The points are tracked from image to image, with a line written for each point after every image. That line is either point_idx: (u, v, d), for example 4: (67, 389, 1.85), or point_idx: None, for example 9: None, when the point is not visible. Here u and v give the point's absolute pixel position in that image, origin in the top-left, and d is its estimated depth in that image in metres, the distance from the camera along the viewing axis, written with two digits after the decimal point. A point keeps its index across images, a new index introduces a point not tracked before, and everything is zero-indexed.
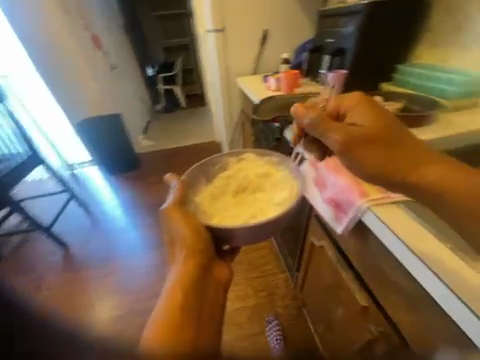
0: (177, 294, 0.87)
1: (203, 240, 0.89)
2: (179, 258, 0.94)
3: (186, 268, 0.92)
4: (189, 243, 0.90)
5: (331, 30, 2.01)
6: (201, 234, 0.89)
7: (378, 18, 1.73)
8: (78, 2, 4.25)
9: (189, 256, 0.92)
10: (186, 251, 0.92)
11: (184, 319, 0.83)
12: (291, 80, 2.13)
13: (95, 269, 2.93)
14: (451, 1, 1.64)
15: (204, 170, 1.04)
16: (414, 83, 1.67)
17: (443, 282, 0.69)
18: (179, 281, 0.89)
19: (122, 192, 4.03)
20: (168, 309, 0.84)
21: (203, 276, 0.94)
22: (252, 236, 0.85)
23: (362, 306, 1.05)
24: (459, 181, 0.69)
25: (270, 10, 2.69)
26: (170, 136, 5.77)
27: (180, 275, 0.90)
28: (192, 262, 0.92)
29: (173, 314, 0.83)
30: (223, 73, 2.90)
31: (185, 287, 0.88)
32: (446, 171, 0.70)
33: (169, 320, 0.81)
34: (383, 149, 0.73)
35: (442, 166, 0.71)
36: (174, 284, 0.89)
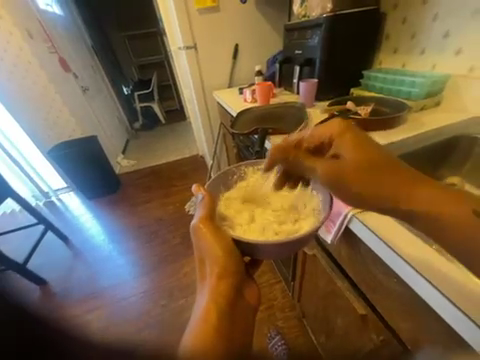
0: (212, 311, 0.73)
1: (234, 258, 0.82)
2: (210, 276, 0.80)
3: (218, 284, 0.79)
4: (222, 262, 0.81)
5: (298, 42, 2.12)
6: (234, 252, 0.82)
7: (340, 30, 1.80)
8: (42, 23, 4.08)
9: (224, 274, 0.81)
10: (220, 269, 0.81)
11: (225, 339, 0.69)
12: (265, 91, 2.20)
13: (79, 305, 2.63)
14: (402, 14, 1.79)
15: (225, 181, 1.04)
16: (381, 87, 1.80)
17: (433, 285, 0.72)
18: (210, 298, 0.76)
19: (105, 217, 3.79)
20: (203, 327, 0.69)
21: (237, 296, 0.82)
22: (277, 250, 0.81)
23: (361, 314, 1.08)
24: (459, 207, 0.60)
25: (239, 24, 2.74)
26: (150, 153, 5.66)
27: (214, 292, 0.77)
28: (224, 278, 0.80)
29: (209, 333, 0.68)
30: (200, 92, 2.99)
31: (220, 305, 0.75)
32: (443, 195, 0.63)
33: (205, 340, 0.66)
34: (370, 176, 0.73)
35: (439, 191, 0.64)
36: (207, 302, 0.75)
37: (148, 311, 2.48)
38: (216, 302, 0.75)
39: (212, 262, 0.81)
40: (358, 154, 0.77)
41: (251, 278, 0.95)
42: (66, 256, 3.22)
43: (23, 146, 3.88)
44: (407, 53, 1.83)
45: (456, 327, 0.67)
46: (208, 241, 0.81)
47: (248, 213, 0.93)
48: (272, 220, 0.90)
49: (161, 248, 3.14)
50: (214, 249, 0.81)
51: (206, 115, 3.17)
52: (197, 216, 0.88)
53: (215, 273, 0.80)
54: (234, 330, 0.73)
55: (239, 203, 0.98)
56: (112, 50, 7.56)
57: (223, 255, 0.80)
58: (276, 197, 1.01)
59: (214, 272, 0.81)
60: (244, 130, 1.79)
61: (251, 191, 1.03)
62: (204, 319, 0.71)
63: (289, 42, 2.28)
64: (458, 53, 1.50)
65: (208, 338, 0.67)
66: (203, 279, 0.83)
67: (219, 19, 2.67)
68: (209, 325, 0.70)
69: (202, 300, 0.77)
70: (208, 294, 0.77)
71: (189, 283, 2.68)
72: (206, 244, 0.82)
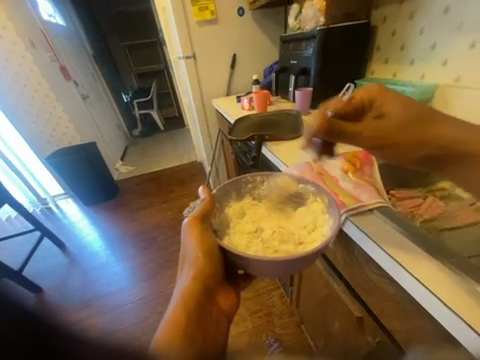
0: (181, 313, 0.76)
1: (213, 261, 0.85)
2: (186, 274, 0.84)
3: (192, 288, 0.82)
4: (201, 265, 0.83)
5: (294, 53, 2.21)
6: (214, 256, 0.85)
7: (333, 41, 1.88)
8: (45, 34, 4.18)
9: (200, 276, 0.84)
10: (196, 271, 0.84)
11: (189, 342, 0.73)
12: (262, 99, 2.27)
13: (74, 313, 2.59)
14: (391, 27, 1.89)
15: (237, 186, 1.07)
16: None
17: (430, 291, 0.72)
18: (183, 300, 0.79)
19: (103, 223, 3.78)
20: (170, 328, 0.72)
21: (207, 299, 0.86)
22: (271, 268, 0.77)
23: (357, 316, 1.09)
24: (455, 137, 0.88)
25: (237, 35, 2.84)
26: (149, 160, 5.70)
27: (187, 293, 0.80)
28: (198, 284, 0.83)
29: (174, 334, 0.71)
30: (199, 100, 3.07)
31: (191, 308, 0.79)
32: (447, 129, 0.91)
33: (172, 342, 0.69)
34: (410, 128, 0.97)
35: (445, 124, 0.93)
36: (178, 302, 0.79)
37: (145, 318, 2.45)
38: (187, 305, 0.78)
39: (192, 262, 0.84)
40: (400, 113, 0.99)
41: (228, 284, 1.00)
42: (61, 263, 3.18)
43: (21, 153, 3.89)
44: (397, 64, 1.91)
45: (452, 331, 0.68)
46: (192, 239, 0.86)
47: (251, 225, 0.93)
48: (272, 236, 0.88)
49: (159, 254, 3.13)
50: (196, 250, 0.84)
51: (205, 123, 3.24)
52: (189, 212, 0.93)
53: (192, 275, 0.83)
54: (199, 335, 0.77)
55: (248, 217, 0.99)
56: (113, 59, 7.70)
57: (202, 258, 0.83)
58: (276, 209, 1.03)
59: (191, 272, 0.84)
60: (242, 136, 1.84)
61: (256, 205, 1.05)
62: (173, 320, 0.74)
63: (285, 52, 2.37)
64: (445, 63, 1.57)
65: (173, 341, 0.70)
66: (182, 277, 0.86)
67: (217, 31, 2.77)
68: (177, 326, 0.73)
69: (175, 298, 0.80)
70: (182, 294, 0.80)
71: None
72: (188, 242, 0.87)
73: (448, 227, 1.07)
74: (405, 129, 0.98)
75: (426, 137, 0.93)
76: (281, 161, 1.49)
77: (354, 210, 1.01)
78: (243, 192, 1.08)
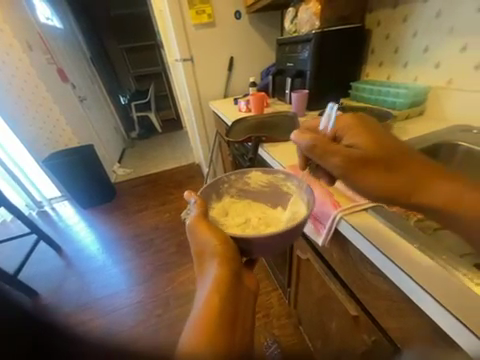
0: (207, 307, 0.70)
1: (232, 248, 0.81)
2: (211, 264, 0.78)
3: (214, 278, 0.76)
4: (221, 253, 0.79)
5: (290, 55, 2.23)
6: (229, 242, 0.82)
7: (328, 44, 1.91)
8: (43, 37, 4.18)
9: (226, 263, 0.78)
10: (221, 260, 0.78)
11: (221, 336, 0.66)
12: (259, 101, 2.29)
13: (70, 317, 2.56)
14: (385, 31, 1.92)
15: (215, 187, 1.06)
16: (368, 98, 1.91)
17: (422, 287, 0.74)
18: (208, 292, 0.73)
19: (100, 226, 3.76)
20: (199, 325, 0.67)
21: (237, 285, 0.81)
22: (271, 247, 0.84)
23: (353, 315, 1.10)
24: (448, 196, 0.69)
25: (234, 38, 2.87)
26: (146, 162, 5.69)
27: (217, 283, 0.75)
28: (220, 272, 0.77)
29: (205, 331, 0.66)
30: (196, 102, 3.09)
31: (218, 299, 0.72)
32: (430, 179, 0.72)
33: (212, 333, 0.66)
34: (381, 171, 0.74)
35: (428, 174, 0.73)
36: (203, 297, 0.73)
37: (142, 321, 2.43)
38: (213, 297, 0.72)
39: (209, 251, 0.80)
40: (371, 149, 0.77)
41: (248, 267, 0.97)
42: (58, 266, 3.16)
43: (18, 155, 3.87)
44: (391, 66, 1.95)
45: (443, 325, 0.70)
46: (201, 230, 0.84)
47: (238, 218, 1.03)
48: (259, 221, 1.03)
49: (157, 256, 3.12)
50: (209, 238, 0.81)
51: (202, 124, 3.25)
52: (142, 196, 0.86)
53: (211, 265, 0.78)
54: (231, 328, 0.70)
55: (228, 212, 1.05)
56: (110, 61, 7.70)
57: (217, 244, 0.80)
58: (251, 207, 1.14)
59: (208, 264, 0.79)
60: (238, 137, 1.85)
61: (232, 201, 1.10)
62: (201, 316, 0.68)
63: (281, 55, 2.39)
64: (437, 66, 1.61)
65: (204, 338, 0.64)
66: (202, 272, 0.81)
67: (214, 34, 2.80)
68: (206, 322, 0.67)
69: (199, 294, 0.74)
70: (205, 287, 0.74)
71: (186, 292, 2.66)
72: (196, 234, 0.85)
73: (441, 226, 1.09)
74: (378, 168, 0.75)
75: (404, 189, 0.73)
76: (277, 162, 1.50)
77: (347, 209, 1.03)
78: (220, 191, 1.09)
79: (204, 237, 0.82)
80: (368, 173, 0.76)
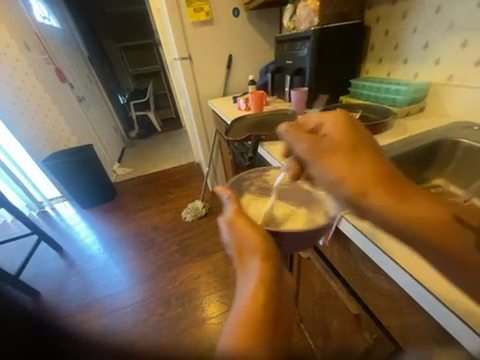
0: (255, 302, 0.62)
1: (273, 244, 0.75)
2: (254, 260, 0.70)
3: (258, 273, 0.68)
4: (263, 248, 0.72)
5: (289, 53, 2.22)
6: (268, 238, 0.76)
7: (328, 40, 1.90)
8: (40, 37, 4.15)
9: (269, 258, 0.71)
10: (263, 255, 0.71)
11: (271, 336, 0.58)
12: (258, 100, 2.28)
13: (72, 317, 2.57)
14: (385, 27, 1.90)
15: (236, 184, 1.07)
16: (369, 95, 1.89)
17: (422, 286, 0.74)
18: (253, 287, 0.65)
19: (100, 226, 3.76)
20: (248, 323, 0.58)
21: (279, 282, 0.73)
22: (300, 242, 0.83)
23: (354, 314, 1.09)
24: (442, 224, 0.50)
25: (232, 36, 2.85)
26: (146, 161, 5.68)
27: (262, 278, 0.66)
28: (264, 266, 0.70)
29: (252, 328, 0.57)
30: (195, 101, 3.07)
31: (267, 297, 0.64)
32: (424, 202, 0.53)
33: (261, 332, 0.57)
34: (354, 162, 0.60)
35: (426, 199, 0.54)
36: (247, 291, 0.64)
37: (144, 320, 2.44)
38: (258, 291, 0.64)
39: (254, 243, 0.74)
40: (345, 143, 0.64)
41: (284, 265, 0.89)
42: (59, 267, 3.16)
43: (17, 156, 3.86)
44: (391, 63, 1.93)
45: (444, 324, 0.70)
46: (238, 223, 0.79)
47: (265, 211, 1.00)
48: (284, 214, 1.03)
49: (158, 256, 3.12)
50: (248, 231, 0.76)
51: (201, 124, 3.24)
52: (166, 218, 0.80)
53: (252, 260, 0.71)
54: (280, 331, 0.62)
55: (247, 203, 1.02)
56: (108, 60, 7.66)
57: (256, 239, 0.74)
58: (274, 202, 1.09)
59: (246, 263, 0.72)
60: (238, 137, 1.84)
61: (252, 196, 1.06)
62: (249, 312, 0.60)
63: (280, 52, 2.38)
64: (438, 62, 1.59)
65: (251, 337, 0.56)
66: (243, 270, 0.72)
67: (212, 32, 2.78)
68: (254, 319, 0.59)
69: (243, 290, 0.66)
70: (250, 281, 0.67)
71: (188, 291, 2.67)
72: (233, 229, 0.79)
73: None
74: (348, 158, 0.61)
75: (385, 196, 0.55)
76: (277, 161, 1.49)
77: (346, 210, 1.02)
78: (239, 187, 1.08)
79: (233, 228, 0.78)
80: (336, 155, 0.63)
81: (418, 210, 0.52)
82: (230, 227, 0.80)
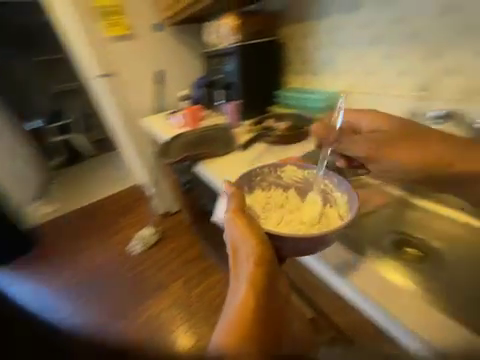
0: (245, 296, 0.63)
1: (268, 249, 0.75)
2: (246, 262, 0.71)
3: (253, 259, 0.71)
4: (257, 252, 0.72)
5: (216, 68, 2.31)
6: (264, 241, 0.76)
7: (249, 56, 2.07)
8: None
9: (261, 261, 0.71)
10: (254, 257, 0.71)
11: (262, 327, 0.59)
12: (192, 116, 2.24)
13: None
14: (296, 44, 2.16)
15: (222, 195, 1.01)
16: (294, 104, 2.09)
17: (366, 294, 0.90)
18: (245, 278, 0.67)
19: (26, 283, 3.14)
20: (238, 316, 0.60)
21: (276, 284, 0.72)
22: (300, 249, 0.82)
23: (311, 318, 1.20)
24: (407, 154, 1.15)
25: (157, 51, 2.75)
26: (77, 192, 4.90)
27: (251, 279, 0.67)
28: (259, 252, 0.73)
29: (245, 317, 0.60)
30: (122, 119, 2.76)
31: (256, 290, 0.65)
32: (380, 144, 1.20)
33: (241, 333, 0.57)
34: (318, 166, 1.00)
35: (376, 143, 1.20)
36: (238, 292, 0.65)
37: None
38: (250, 281, 0.66)
39: (245, 245, 0.74)
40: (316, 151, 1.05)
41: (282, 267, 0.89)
42: None
43: None
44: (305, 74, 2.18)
45: (388, 328, 0.85)
46: (234, 224, 0.78)
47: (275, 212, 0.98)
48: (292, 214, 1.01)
49: (107, 302, 2.77)
50: (242, 232, 0.76)
51: (137, 145, 2.99)
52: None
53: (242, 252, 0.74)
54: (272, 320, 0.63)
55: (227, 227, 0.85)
56: None
57: (253, 243, 0.74)
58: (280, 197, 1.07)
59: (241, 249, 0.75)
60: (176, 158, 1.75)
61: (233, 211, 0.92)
62: (240, 304, 0.62)
63: (208, 67, 2.43)
64: (340, 74, 1.88)
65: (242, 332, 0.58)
66: (234, 272, 0.72)
67: (134, 48, 2.64)
68: (247, 309, 0.61)
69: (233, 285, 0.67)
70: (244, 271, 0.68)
71: (150, 331, 2.46)
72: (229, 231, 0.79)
73: (366, 216, 1.25)
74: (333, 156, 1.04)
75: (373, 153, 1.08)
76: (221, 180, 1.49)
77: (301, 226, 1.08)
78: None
79: (240, 230, 0.77)
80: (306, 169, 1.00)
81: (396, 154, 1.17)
82: (235, 230, 0.77)
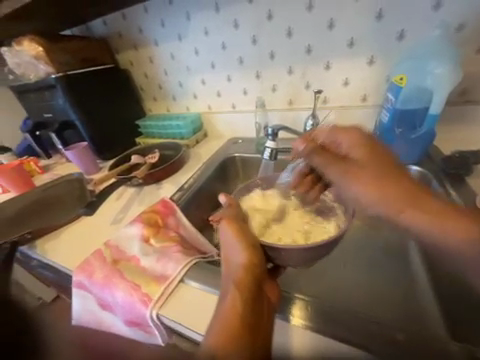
0: (245, 279, 0.38)
1: (257, 264, 0.40)
2: (229, 247, 0.41)
3: (248, 245, 0.40)
4: (250, 253, 0.40)
5: None
6: (256, 252, 0.40)
7: None
8: None
9: (250, 265, 0.39)
10: (240, 246, 0.40)
11: (254, 315, 0.36)
12: None
13: None
14: None
15: None
16: None
17: None
18: (246, 257, 0.39)
19: None
20: (229, 301, 0.37)
21: (268, 285, 0.40)
22: (375, 255, 0.61)
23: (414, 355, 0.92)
24: (402, 194, 0.35)
25: None
26: None
27: (240, 269, 0.39)
28: (254, 242, 0.41)
29: (231, 304, 0.36)
30: None
31: (255, 282, 0.39)
32: (384, 183, 0.37)
33: (230, 336, 0.33)
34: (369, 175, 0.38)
35: (382, 174, 0.38)
36: (223, 292, 0.38)
37: None
38: (246, 262, 0.39)
39: (340, 140, 0.45)
40: (380, 162, 0.39)
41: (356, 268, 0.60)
42: None
43: None
44: None
45: None
46: (347, 142, 0.44)
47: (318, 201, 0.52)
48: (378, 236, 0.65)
49: None
50: (351, 142, 0.44)
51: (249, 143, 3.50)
52: (94, 309, 0.48)
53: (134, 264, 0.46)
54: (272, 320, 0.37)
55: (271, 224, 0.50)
56: None
57: (240, 244, 0.40)
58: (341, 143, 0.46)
59: (234, 216, 0.44)
60: None
61: (238, 178, 0.86)
62: (231, 280, 0.39)
63: None
64: None
65: (229, 314, 0.35)
66: (225, 272, 0.40)
67: None
68: (233, 296, 0.37)
69: (229, 248, 0.41)
70: (237, 247, 0.40)
71: None
72: (329, 135, 0.47)
73: None
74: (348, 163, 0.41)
75: (396, 195, 0.36)
76: None
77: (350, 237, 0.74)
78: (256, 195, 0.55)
79: (320, 160, 0.43)
80: (343, 165, 0.41)
81: (393, 181, 0.37)
82: (321, 160, 0.43)
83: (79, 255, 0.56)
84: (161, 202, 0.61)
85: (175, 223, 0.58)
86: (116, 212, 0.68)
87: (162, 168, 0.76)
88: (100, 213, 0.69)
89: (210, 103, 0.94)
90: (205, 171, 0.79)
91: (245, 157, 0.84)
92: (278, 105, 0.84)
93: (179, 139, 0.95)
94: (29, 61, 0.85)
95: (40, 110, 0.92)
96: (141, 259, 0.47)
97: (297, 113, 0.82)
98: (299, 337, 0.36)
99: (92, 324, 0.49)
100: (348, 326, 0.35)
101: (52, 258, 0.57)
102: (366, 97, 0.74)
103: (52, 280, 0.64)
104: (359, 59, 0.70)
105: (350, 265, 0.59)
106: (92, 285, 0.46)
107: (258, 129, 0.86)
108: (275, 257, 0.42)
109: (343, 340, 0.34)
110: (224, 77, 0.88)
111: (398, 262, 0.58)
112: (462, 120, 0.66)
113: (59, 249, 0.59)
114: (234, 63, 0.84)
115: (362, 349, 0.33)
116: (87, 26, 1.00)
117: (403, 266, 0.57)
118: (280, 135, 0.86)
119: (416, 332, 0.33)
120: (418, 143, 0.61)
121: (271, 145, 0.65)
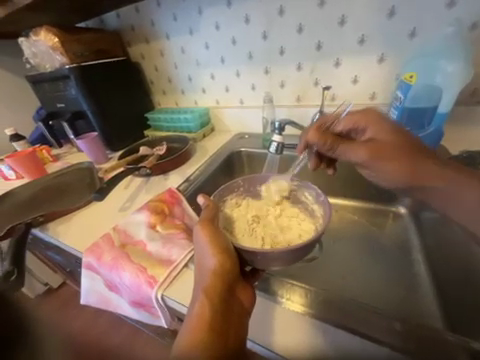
0: (213, 284, 0.38)
1: (230, 265, 0.40)
2: (200, 250, 0.41)
3: (220, 248, 0.40)
4: (221, 256, 0.39)
5: None
6: (229, 253, 0.40)
7: None
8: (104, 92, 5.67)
9: (220, 267, 0.39)
10: (212, 248, 0.39)
11: (223, 321, 0.35)
12: None
13: None
14: None
15: None
16: None
17: None
18: (216, 262, 0.39)
19: None
20: (198, 308, 0.36)
21: (240, 287, 0.40)
22: (372, 254, 0.61)
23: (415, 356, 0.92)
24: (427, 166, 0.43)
25: None
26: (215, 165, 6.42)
27: (208, 272, 0.39)
28: (226, 246, 0.40)
29: (201, 306, 0.36)
30: None
31: (225, 288, 0.38)
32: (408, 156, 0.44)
33: (200, 338, 0.34)
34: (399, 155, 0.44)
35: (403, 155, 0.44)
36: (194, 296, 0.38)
37: None
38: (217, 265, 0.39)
39: (360, 125, 0.51)
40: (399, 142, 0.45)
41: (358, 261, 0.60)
42: None
43: None
44: None
45: None
46: (368, 124, 0.49)
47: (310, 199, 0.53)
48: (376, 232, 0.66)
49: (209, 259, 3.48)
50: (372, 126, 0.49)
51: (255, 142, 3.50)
52: (101, 289, 0.50)
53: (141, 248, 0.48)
54: (243, 325, 0.36)
55: (250, 222, 0.51)
56: None
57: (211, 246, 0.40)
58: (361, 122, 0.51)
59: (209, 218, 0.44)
60: None
61: (244, 172, 0.87)
62: (202, 284, 0.38)
63: None
64: None
65: (197, 322, 0.35)
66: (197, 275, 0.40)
67: None
68: (203, 301, 0.36)
69: (201, 252, 0.40)
70: (207, 250, 0.40)
71: None
72: (347, 121, 0.52)
73: None
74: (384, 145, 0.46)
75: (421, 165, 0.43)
76: None
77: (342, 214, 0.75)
78: (237, 195, 0.55)
79: (343, 148, 0.48)
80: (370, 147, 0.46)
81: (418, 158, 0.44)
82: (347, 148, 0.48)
83: (88, 239, 0.58)
84: (169, 191, 0.63)
85: (181, 212, 0.59)
86: (124, 201, 0.69)
87: (166, 160, 0.78)
88: (109, 200, 0.71)
89: (219, 98, 0.95)
90: (211, 163, 0.80)
91: (251, 152, 0.85)
92: (286, 100, 0.85)
93: (186, 133, 0.96)
94: (45, 51, 0.87)
95: (53, 99, 0.95)
96: (148, 243, 0.49)
97: (305, 109, 0.82)
98: (297, 325, 0.37)
99: (99, 305, 0.51)
100: (350, 315, 0.36)
101: (62, 240, 0.59)
102: (374, 95, 0.74)
103: (62, 262, 0.67)
104: (370, 56, 0.70)
105: (349, 263, 0.59)
106: (100, 266, 0.48)
107: (265, 125, 0.86)
108: (253, 260, 0.41)
109: (345, 328, 0.35)
110: (234, 72, 0.89)
111: (398, 262, 0.57)
112: (471, 121, 0.65)
113: (70, 232, 0.61)
114: (244, 58, 0.85)
115: (371, 341, 0.33)
116: (100, 19, 1.02)
117: (401, 265, 0.57)
118: (288, 130, 0.86)
119: (416, 325, 0.34)
120: (426, 142, 0.61)
121: (277, 139, 0.64)
